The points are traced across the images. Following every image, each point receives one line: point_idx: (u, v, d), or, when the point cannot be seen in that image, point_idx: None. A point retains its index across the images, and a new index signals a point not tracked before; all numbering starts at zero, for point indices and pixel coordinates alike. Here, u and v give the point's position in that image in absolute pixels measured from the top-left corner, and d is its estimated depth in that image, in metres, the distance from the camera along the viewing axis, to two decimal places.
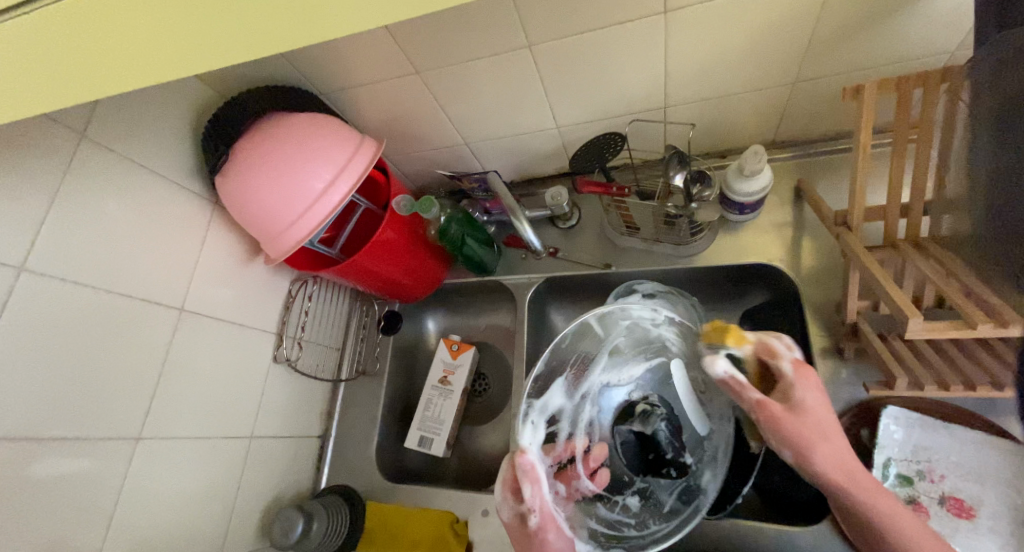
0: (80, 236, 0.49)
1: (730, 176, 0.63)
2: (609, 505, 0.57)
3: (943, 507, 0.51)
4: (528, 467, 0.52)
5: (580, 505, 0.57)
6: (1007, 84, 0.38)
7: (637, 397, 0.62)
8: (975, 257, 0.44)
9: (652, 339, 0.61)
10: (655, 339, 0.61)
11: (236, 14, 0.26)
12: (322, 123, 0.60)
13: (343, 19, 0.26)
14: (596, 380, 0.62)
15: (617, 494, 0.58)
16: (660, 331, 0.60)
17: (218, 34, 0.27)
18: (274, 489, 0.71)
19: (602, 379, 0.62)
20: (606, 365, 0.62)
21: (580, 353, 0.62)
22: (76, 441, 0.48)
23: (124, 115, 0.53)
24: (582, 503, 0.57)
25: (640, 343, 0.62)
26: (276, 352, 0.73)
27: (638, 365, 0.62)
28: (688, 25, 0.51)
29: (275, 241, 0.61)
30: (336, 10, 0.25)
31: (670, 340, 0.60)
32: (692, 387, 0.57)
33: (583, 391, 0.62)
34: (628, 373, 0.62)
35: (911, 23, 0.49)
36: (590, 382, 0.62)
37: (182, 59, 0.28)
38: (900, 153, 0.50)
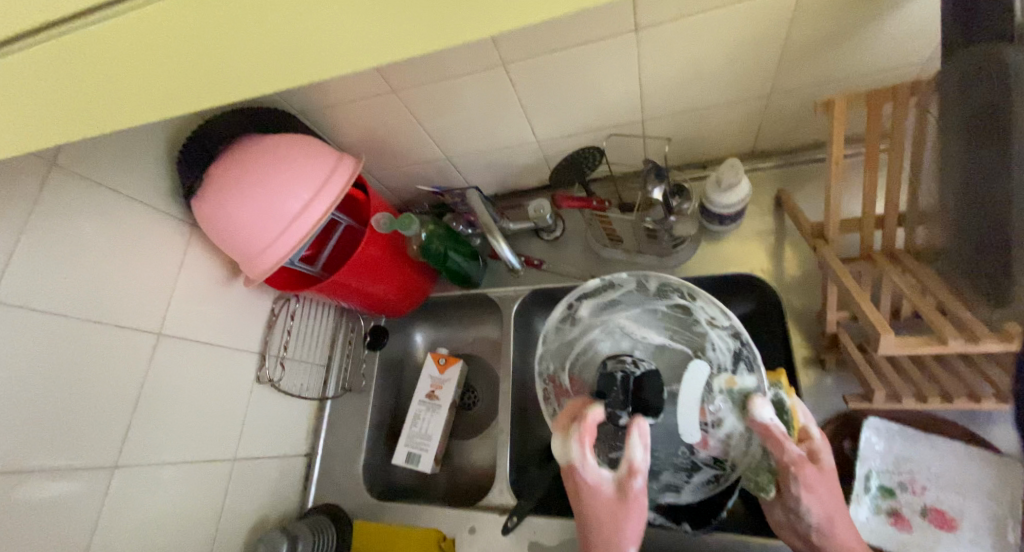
0: (53, 265, 0.48)
1: (708, 189, 0.64)
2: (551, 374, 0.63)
3: (925, 519, 0.51)
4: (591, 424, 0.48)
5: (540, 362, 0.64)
6: (973, 99, 0.38)
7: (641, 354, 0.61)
8: (947, 272, 0.44)
9: (693, 328, 0.58)
10: (684, 324, 0.59)
11: (213, 54, 0.26)
12: (298, 142, 0.60)
13: (314, 57, 0.26)
14: (622, 319, 0.63)
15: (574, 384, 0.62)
16: (697, 325, 0.57)
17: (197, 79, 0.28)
18: (260, 510, 0.71)
19: (620, 324, 0.63)
20: (633, 315, 0.62)
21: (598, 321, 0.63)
22: (51, 472, 0.47)
23: (95, 141, 0.53)
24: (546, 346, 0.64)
25: (674, 323, 0.60)
26: (259, 372, 0.72)
27: (659, 337, 0.60)
28: (661, 41, 0.51)
29: (252, 262, 0.61)
30: (316, 50, 0.26)
31: (705, 336, 0.57)
32: (704, 395, 0.53)
33: (607, 312, 0.63)
34: (641, 333, 0.61)
35: (881, 38, 0.49)
36: (614, 317, 0.63)
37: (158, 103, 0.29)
38: (872, 166, 0.50)
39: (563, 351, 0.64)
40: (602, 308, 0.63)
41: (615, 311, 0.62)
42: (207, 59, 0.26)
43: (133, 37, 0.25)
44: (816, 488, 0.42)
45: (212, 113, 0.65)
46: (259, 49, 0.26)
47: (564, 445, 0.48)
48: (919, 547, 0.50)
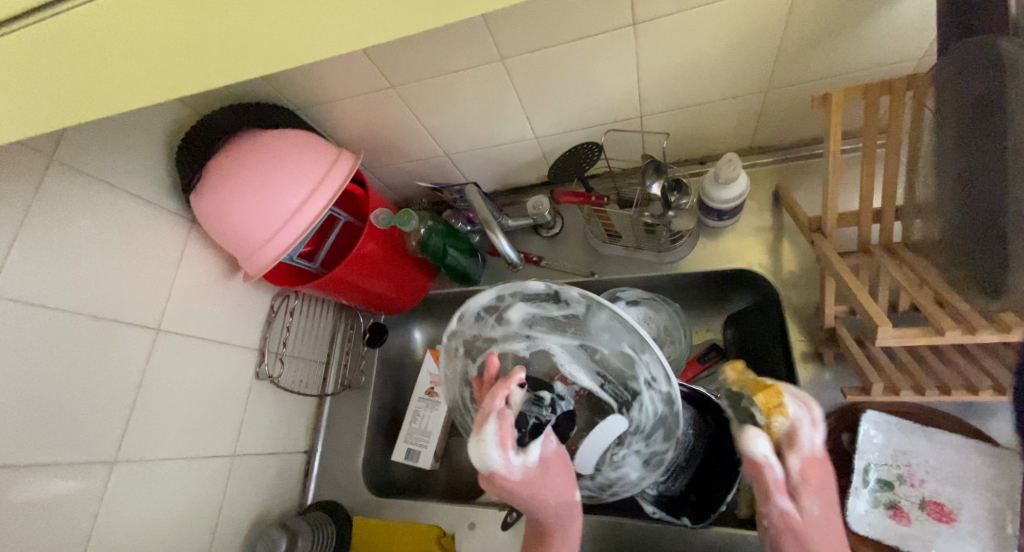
0: (52, 260, 0.48)
1: (706, 184, 0.64)
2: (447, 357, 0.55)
3: (924, 511, 0.51)
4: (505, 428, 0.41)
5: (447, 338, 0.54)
6: (969, 91, 0.38)
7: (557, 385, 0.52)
8: (944, 264, 0.44)
9: (629, 382, 0.49)
10: (628, 388, 0.49)
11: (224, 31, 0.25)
12: (296, 139, 0.60)
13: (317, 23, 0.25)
14: (553, 345, 0.51)
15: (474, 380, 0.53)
16: (638, 389, 0.48)
17: (193, 53, 0.27)
18: (259, 506, 0.71)
19: (549, 349, 0.52)
20: (570, 346, 0.51)
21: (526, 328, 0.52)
22: (50, 467, 0.47)
23: (94, 137, 0.53)
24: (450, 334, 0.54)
25: (610, 370, 0.49)
26: (258, 368, 0.72)
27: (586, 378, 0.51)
28: (659, 35, 0.51)
29: (251, 258, 0.61)
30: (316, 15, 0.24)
31: (637, 402, 0.49)
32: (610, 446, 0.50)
33: (538, 327, 0.52)
34: (566, 367, 0.52)
35: (878, 32, 0.49)
36: (543, 338, 0.52)
37: (164, 83, 0.29)
38: (869, 160, 0.50)
39: (468, 346, 0.54)
40: (535, 319, 0.51)
41: (548, 331, 0.51)
42: (202, 29, 0.25)
43: (121, 12, 0.24)
44: (812, 510, 0.41)
45: (211, 109, 0.65)
46: (255, 22, 0.25)
47: (479, 453, 0.41)
48: (918, 540, 0.50)
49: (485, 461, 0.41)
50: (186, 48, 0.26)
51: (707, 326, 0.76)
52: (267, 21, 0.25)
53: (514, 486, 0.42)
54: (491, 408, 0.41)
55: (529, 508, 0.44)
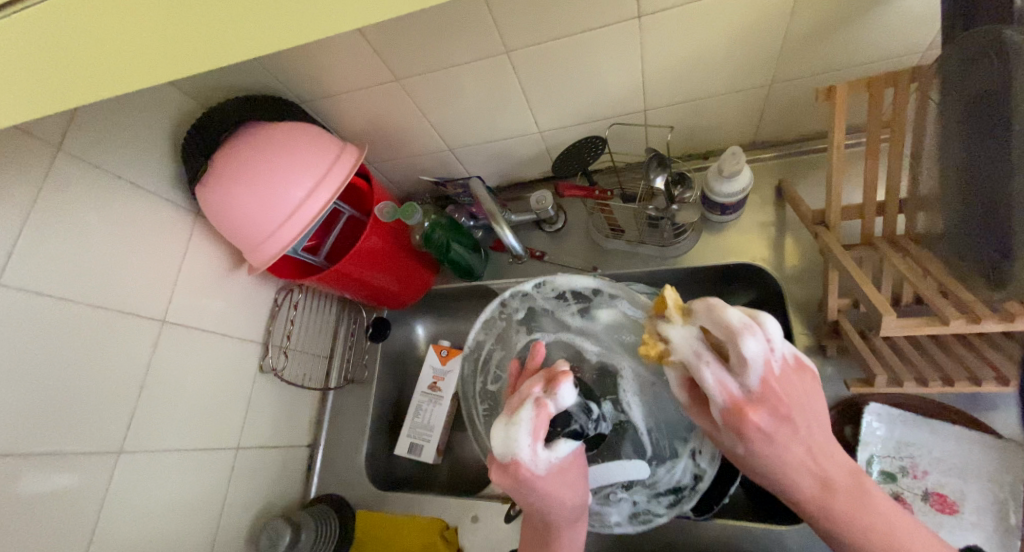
0: (59, 250, 0.48)
1: (709, 178, 0.64)
2: (504, 314, 0.61)
3: (927, 503, 0.51)
4: (541, 425, 0.40)
5: (512, 296, 0.60)
6: (973, 82, 0.38)
7: (607, 403, 0.54)
8: (948, 255, 0.44)
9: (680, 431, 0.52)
10: (673, 447, 0.52)
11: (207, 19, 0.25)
12: (302, 132, 0.60)
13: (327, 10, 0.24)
14: (625, 367, 0.55)
15: (526, 346, 0.60)
16: (681, 451, 0.52)
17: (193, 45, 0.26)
18: (263, 499, 0.71)
19: (620, 369, 0.55)
20: (640, 378, 0.54)
21: (605, 334, 0.57)
22: (57, 457, 0.47)
23: (100, 128, 0.53)
24: (520, 296, 0.60)
25: (664, 413, 0.53)
26: (262, 362, 0.73)
27: (638, 409, 0.54)
28: (663, 28, 0.51)
29: (256, 251, 0.61)
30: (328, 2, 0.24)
31: (673, 458, 0.52)
32: (617, 484, 0.52)
33: (617, 342, 0.56)
34: (624, 395, 0.54)
35: (881, 24, 0.49)
36: (619, 356, 0.56)
37: (138, 74, 0.28)
38: (873, 153, 0.51)
39: (535, 313, 0.61)
40: (619, 332, 0.56)
41: (625, 352, 0.55)
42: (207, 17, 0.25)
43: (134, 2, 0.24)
44: (778, 435, 0.35)
45: (215, 102, 0.65)
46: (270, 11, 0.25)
47: (507, 439, 0.40)
48: (921, 530, 0.50)
49: (511, 449, 0.40)
50: (164, 39, 0.26)
51: None
52: (278, 9, 0.24)
53: (536, 483, 0.41)
54: (530, 396, 0.41)
55: (541, 506, 0.43)
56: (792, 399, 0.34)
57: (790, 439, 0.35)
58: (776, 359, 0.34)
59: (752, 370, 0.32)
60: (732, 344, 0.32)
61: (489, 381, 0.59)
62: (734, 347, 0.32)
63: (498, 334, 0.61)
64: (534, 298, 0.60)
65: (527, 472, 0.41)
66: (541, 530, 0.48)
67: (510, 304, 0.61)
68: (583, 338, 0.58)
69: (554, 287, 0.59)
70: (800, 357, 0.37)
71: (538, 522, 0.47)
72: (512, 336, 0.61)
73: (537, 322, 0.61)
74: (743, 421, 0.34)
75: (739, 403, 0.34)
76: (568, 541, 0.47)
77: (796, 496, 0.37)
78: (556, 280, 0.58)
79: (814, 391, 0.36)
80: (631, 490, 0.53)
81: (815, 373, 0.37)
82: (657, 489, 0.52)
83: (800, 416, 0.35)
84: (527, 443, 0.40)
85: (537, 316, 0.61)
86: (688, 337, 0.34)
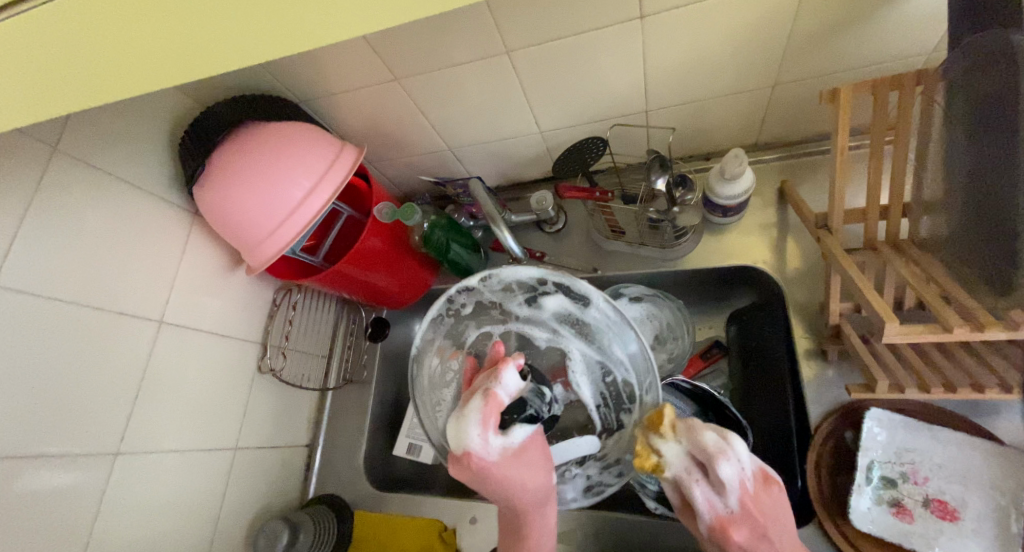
0: (55, 251, 0.48)
1: (711, 180, 0.64)
2: (451, 310, 0.59)
3: (927, 509, 0.51)
4: (489, 410, 0.41)
5: (460, 292, 0.58)
6: (980, 87, 0.38)
7: (559, 386, 0.57)
8: (952, 261, 0.44)
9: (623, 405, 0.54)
10: (619, 420, 0.54)
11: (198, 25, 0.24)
12: (300, 131, 0.60)
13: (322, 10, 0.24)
14: (574, 348, 0.57)
15: (477, 338, 0.60)
16: (624, 424, 0.54)
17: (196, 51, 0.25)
18: (262, 500, 0.71)
19: (570, 349, 0.57)
20: (588, 361, 0.56)
21: (551, 319, 0.58)
22: (55, 459, 0.47)
23: (96, 128, 0.53)
24: (468, 291, 0.58)
25: (608, 389, 0.55)
26: (261, 362, 0.72)
27: (587, 387, 0.56)
28: (667, 29, 0.51)
29: (254, 251, 0.61)
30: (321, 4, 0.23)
31: (619, 433, 0.54)
32: (572, 461, 0.54)
33: (565, 326, 0.57)
34: (573, 376, 0.57)
35: (887, 26, 0.49)
36: (568, 340, 0.57)
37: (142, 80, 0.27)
38: (878, 156, 0.50)
39: (482, 306, 0.59)
40: (566, 318, 0.57)
41: (571, 335, 0.57)
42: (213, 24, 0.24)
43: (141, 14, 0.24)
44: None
45: (213, 101, 0.65)
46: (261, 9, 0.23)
47: (458, 431, 0.41)
48: (921, 536, 0.50)
49: (461, 440, 0.41)
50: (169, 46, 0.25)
51: (710, 323, 0.76)
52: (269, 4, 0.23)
53: (490, 469, 0.41)
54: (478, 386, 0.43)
55: (501, 493, 0.43)
56: (772, 513, 0.38)
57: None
58: (750, 478, 0.38)
59: (728, 493, 0.37)
60: (709, 466, 0.37)
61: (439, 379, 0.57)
62: (715, 471, 0.36)
63: (448, 331, 0.59)
64: (481, 293, 0.59)
65: (479, 460, 0.41)
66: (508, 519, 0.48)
67: (457, 300, 0.59)
68: (529, 324, 0.59)
69: (498, 280, 0.57)
70: (768, 468, 0.41)
71: (507, 511, 0.47)
72: (463, 331, 0.60)
73: (484, 314, 0.60)
74: (725, 538, 0.38)
75: (722, 521, 0.38)
76: (536, 531, 0.46)
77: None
78: (501, 273, 0.56)
79: (784, 508, 0.40)
80: (584, 465, 0.54)
81: (781, 483, 0.40)
82: (608, 461, 0.54)
83: (776, 538, 0.38)
84: (477, 430, 0.40)
85: (485, 309, 0.60)
86: (678, 457, 0.39)
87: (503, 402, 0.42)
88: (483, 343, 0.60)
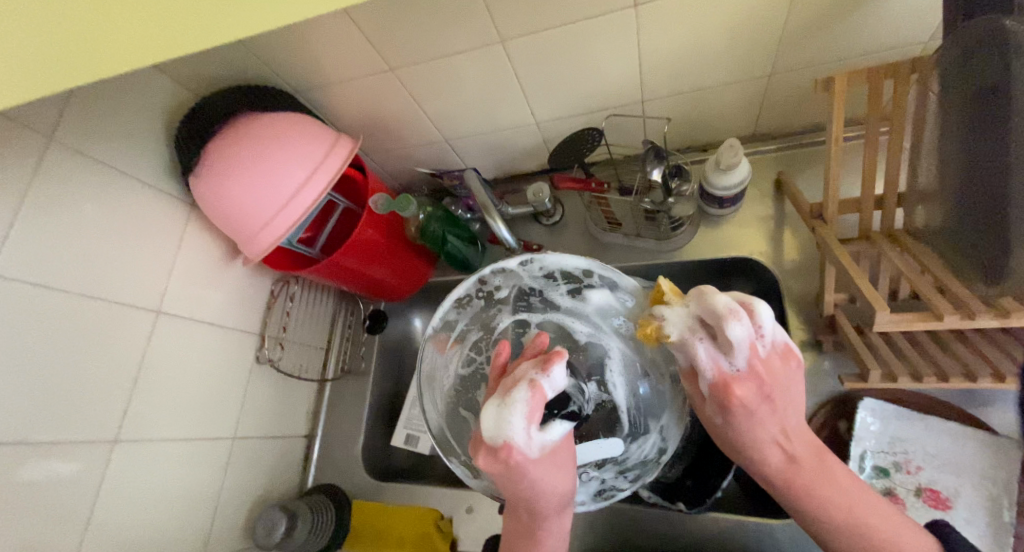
0: (51, 241, 0.48)
1: (707, 171, 0.63)
2: (483, 292, 0.60)
3: (920, 498, 0.51)
4: (537, 406, 0.39)
5: (495, 275, 0.59)
6: (974, 74, 0.38)
7: (592, 384, 0.55)
8: (946, 250, 0.43)
9: (649, 410, 0.54)
10: (647, 424, 0.54)
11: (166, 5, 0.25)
12: (295, 122, 0.60)
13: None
14: (613, 347, 0.56)
15: (508, 326, 0.60)
16: (651, 427, 0.54)
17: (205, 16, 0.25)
18: (260, 489, 0.72)
19: (606, 349, 0.57)
20: (626, 358, 0.56)
21: (591, 313, 0.58)
22: (54, 446, 0.48)
23: (90, 117, 0.53)
24: (505, 273, 0.59)
25: (639, 392, 0.55)
26: (258, 352, 0.73)
27: (621, 388, 0.55)
28: (661, 17, 0.50)
29: (249, 241, 0.61)
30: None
31: (644, 438, 0.54)
32: (591, 463, 0.52)
33: (607, 323, 0.57)
34: (609, 375, 0.56)
35: (883, 14, 0.48)
36: (607, 337, 0.57)
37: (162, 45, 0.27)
38: (873, 145, 0.50)
39: (522, 293, 0.60)
40: (608, 314, 0.57)
41: (614, 333, 0.56)
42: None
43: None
44: (755, 413, 0.39)
45: (208, 92, 0.65)
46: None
47: (499, 420, 0.38)
48: None
49: (503, 433, 0.38)
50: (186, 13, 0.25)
51: None
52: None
53: (528, 466, 0.40)
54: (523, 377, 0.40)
55: (530, 495, 0.43)
56: (778, 378, 0.38)
57: (767, 413, 0.39)
58: (763, 343, 0.38)
59: (736, 352, 0.36)
60: (717, 327, 0.36)
61: (463, 360, 0.58)
62: (722, 331, 0.36)
63: (477, 314, 0.60)
64: (519, 277, 0.60)
65: (520, 456, 0.39)
66: (523, 521, 0.47)
67: (491, 282, 0.59)
68: (569, 316, 0.59)
69: (540, 266, 0.58)
70: (791, 344, 0.40)
71: (523, 515, 0.46)
72: (493, 315, 0.60)
73: (523, 300, 0.60)
74: (727, 395, 0.38)
75: (727, 379, 0.38)
76: (551, 533, 0.46)
77: (766, 472, 0.41)
78: (545, 259, 0.57)
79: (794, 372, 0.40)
80: (602, 468, 0.53)
81: (801, 361, 0.40)
82: (626, 465, 0.54)
83: (776, 369, 0.38)
84: (522, 426, 0.38)
85: (522, 295, 0.61)
86: (682, 318, 0.39)
87: (547, 394, 0.40)
88: (516, 331, 0.60)
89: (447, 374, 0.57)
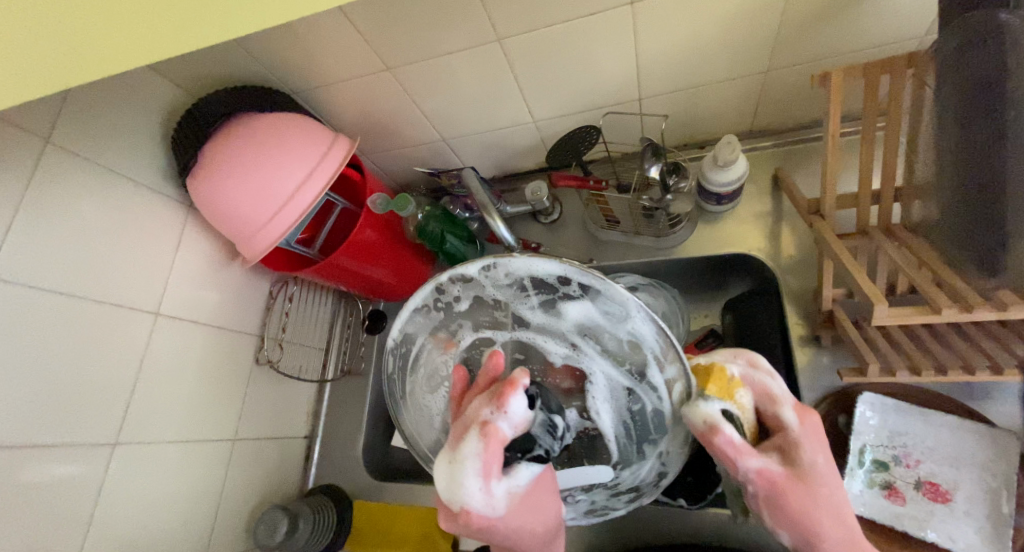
0: (50, 243, 0.48)
1: (705, 167, 0.64)
2: (442, 303, 0.49)
3: (919, 491, 0.52)
4: (492, 458, 0.33)
5: (452, 283, 0.47)
6: (968, 67, 0.38)
7: (573, 410, 0.49)
8: (942, 244, 0.44)
9: (647, 437, 0.46)
10: (639, 451, 0.47)
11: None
12: (288, 122, 0.59)
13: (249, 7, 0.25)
14: (596, 369, 0.47)
15: (470, 344, 0.51)
16: (647, 456, 0.47)
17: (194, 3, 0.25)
18: (261, 490, 0.72)
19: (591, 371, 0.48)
20: (613, 385, 0.47)
21: (567, 329, 0.47)
22: (54, 449, 0.48)
23: (87, 118, 0.53)
24: (465, 282, 0.46)
25: (631, 418, 0.47)
26: (258, 353, 0.73)
27: (606, 413, 0.48)
28: (658, 16, 0.50)
29: (248, 243, 0.61)
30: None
31: (631, 464, 0.48)
32: (577, 487, 0.49)
33: (586, 342, 0.47)
34: (592, 402, 0.49)
35: (879, 9, 0.48)
36: (591, 358, 0.47)
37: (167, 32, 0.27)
38: (869, 140, 0.50)
39: (483, 303, 0.49)
40: (589, 332, 0.46)
41: (596, 355, 0.47)
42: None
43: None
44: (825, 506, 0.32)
45: (205, 93, 0.64)
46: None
47: (451, 481, 0.34)
48: (912, 520, 0.51)
49: (460, 495, 0.33)
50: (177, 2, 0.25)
51: (705, 312, 0.76)
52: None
53: (498, 520, 0.35)
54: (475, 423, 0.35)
55: (509, 543, 0.37)
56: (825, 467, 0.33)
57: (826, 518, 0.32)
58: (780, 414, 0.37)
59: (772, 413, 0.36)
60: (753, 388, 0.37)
61: (421, 384, 0.52)
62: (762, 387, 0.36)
63: (438, 325, 0.51)
64: (480, 286, 0.47)
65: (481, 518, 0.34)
66: None
67: (450, 292, 0.48)
68: (542, 334, 0.49)
69: (506, 273, 0.44)
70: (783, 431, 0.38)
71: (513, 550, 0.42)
72: (454, 331, 0.51)
73: (487, 314, 0.50)
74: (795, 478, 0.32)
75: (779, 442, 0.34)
76: None
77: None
78: (509, 264, 0.43)
79: (822, 471, 0.32)
80: (590, 491, 0.50)
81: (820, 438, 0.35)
82: (618, 489, 0.49)
83: (804, 465, 0.32)
84: (478, 485, 0.33)
85: (485, 308, 0.49)
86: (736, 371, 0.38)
87: (505, 437, 0.34)
88: (480, 348, 0.51)
89: (422, 394, 0.52)
